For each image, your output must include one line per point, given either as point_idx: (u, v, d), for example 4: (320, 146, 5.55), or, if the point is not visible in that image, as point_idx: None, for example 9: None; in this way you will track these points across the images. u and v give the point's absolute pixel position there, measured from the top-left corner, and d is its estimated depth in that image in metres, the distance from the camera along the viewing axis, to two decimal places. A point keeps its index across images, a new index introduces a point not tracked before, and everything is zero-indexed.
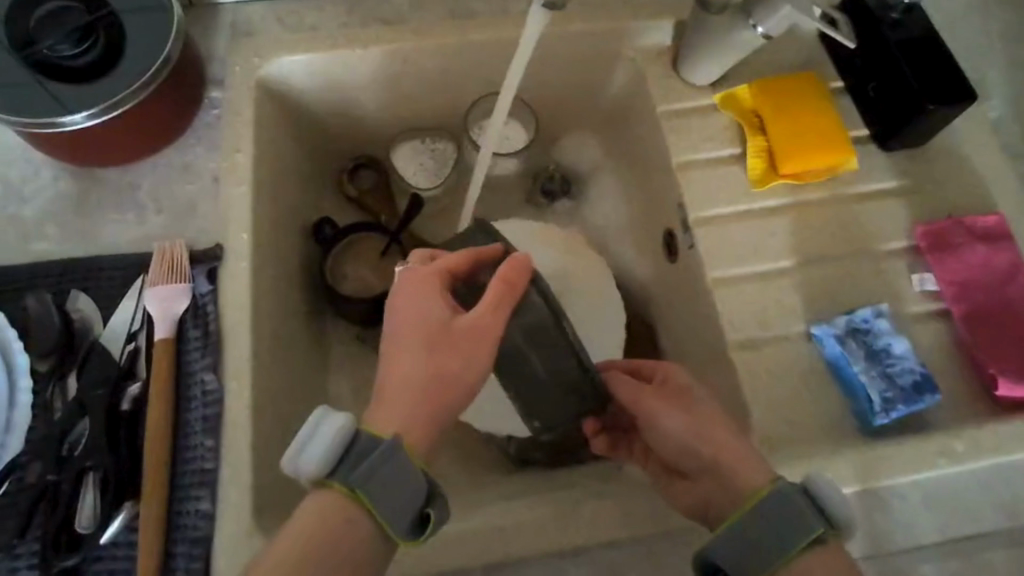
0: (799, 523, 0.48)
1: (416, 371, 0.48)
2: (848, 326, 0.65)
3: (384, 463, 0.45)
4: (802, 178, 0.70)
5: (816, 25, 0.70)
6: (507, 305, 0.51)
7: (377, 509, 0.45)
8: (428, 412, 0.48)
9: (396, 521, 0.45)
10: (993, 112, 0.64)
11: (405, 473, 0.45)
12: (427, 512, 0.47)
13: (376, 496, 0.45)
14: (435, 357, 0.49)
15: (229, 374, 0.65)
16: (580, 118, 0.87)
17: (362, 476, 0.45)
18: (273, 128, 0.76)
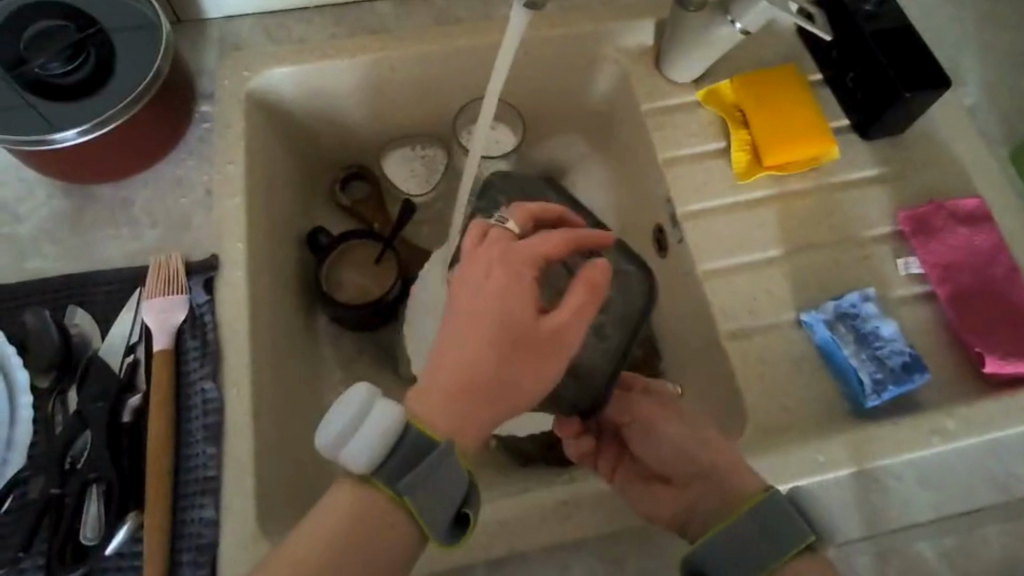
0: (792, 524, 0.46)
1: (480, 366, 0.42)
2: (829, 310, 0.62)
3: (437, 463, 0.40)
4: (654, 176, 0.72)
5: (627, 36, 0.75)
6: (588, 309, 0.45)
7: (418, 513, 0.40)
8: (476, 419, 0.42)
9: (436, 522, 0.40)
10: (807, 96, 0.70)
11: (454, 476, 0.40)
12: (466, 511, 0.42)
13: (420, 497, 0.40)
14: (508, 362, 0.42)
15: (66, 466, 0.56)
16: (424, 149, 0.84)
17: (410, 475, 0.39)
18: (99, 192, 0.70)
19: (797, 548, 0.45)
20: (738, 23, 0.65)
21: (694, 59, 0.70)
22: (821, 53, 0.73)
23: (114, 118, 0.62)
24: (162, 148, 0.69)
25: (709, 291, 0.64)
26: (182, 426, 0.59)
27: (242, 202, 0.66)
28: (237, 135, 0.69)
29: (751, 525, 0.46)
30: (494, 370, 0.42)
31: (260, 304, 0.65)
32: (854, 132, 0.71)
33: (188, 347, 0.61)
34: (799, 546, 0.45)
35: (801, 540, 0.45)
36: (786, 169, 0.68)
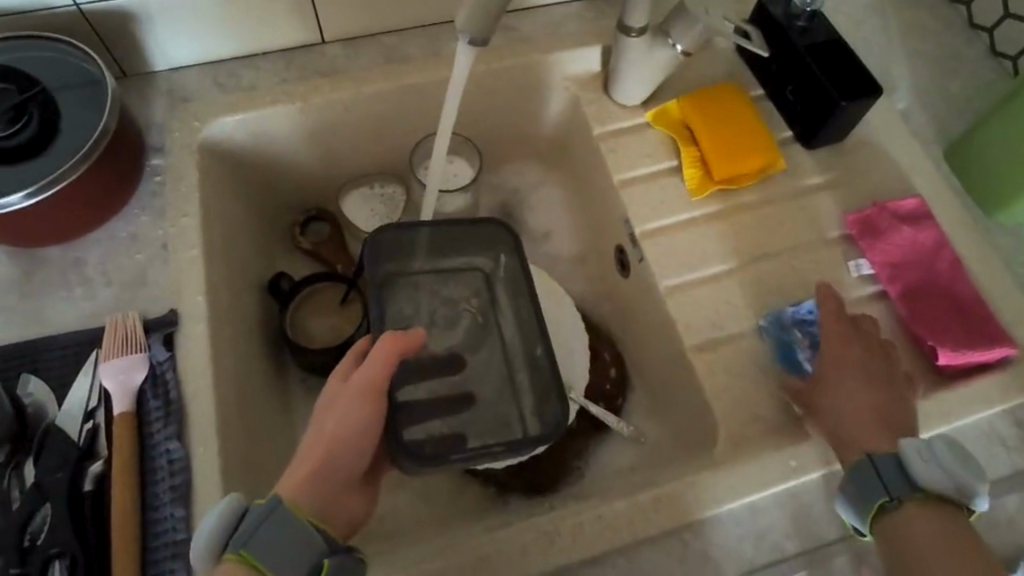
0: (869, 490, 0.49)
1: (309, 433, 0.49)
2: (787, 316, 0.63)
3: (266, 516, 0.43)
4: (611, 197, 0.74)
5: (574, 65, 0.77)
6: (382, 352, 0.50)
7: (266, 568, 0.42)
8: (301, 470, 0.47)
9: (290, 572, 0.42)
10: (751, 111, 0.72)
11: (290, 524, 0.43)
12: (323, 560, 0.43)
13: (260, 551, 0.42)
14: (325, 418, 0.49)
15: (25, 544, 0.53)
16: (383, 187, 0.83)
17: (250, 534, 0.43)
18: (48, 255, 0.68)
19: (871, 512, 0.49)
20: (678, 44, 0.68)
21: (640, 83, 0.72)
22: (761, 69, 0.76)
23: (62, 178, 0.61)
24: (112, 205, 0.68)
25: (672, 307, 0.65)
26: (148, 490, 0.57)
27: (199, 254, 0.65)
28: (191, 187, 0.68)
29: (843, 493, 0.51)
30: (314, 429, 0.49)
31: (223, 354, 0.63)
32: (797, 143, 0.73)
33: (151, 408, 0.59)
34: (873, 509, 0.49)
35: (875, 503, 0.49)
36: (737, 183, 0.70)
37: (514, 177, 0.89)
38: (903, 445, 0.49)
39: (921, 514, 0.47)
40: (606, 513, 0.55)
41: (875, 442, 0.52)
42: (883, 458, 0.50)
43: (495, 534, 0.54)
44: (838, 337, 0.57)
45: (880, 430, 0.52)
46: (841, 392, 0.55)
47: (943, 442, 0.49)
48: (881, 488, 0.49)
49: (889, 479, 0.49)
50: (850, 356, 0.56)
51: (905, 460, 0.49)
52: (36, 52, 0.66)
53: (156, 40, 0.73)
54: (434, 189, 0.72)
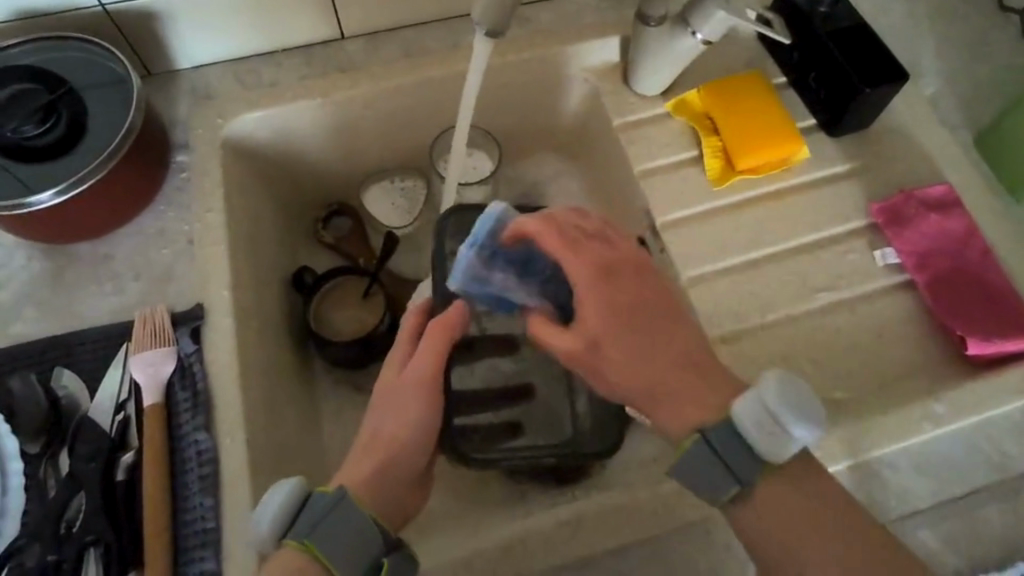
0: (721, 477, 0.48)
1: (367, 431, 0.51)
2: (482, 243, 0.58)
3: (332, 508, 0.44)
4: (631, 189, 0.73)
5: (592, 56, 0.77)
6: (434, 345, 0.52)
7: (328, 559, 0.43)
8: (359, 466, 0.49)
9: (349, 564, 0.43)
10: (773, 99, 0.71)
11: (353, 519, 0.44)
12: (381, 557, 0.44)
13: (324, 542, 0.43)
14: (379, 414, 0.51)
15: (61, 531, 0.55)
16: (403, 180, 0.85)
17: (314, 524, 0.44)
18: (79, 251, 0.69)
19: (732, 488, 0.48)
20: (699, 32, 0.66)
21: (659, 73, 0.72)
22: (783, 57, 0.75)
23: (91, 175, 0.62)
24: (139, 201, 0.69)
25: (694, 299, 0.64)
26: (178, 480, 0.58)
27: (224, 249, 0.66)
28: (214, 183, 0.69)
29: (689, 480, 0.50)
30: (369, 424, 0.51)
31: (249, 347, 0.64)
32: (821, 131, 0.72)
33: (178, 399, 0.60)
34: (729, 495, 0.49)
35: (729, 489, 0.49)
36: (760, 173, 0.69)
37: (532, 170, 0.89)
38: (736, 413, 0.48)
39: (771, 485, 0.48)
40: (629, 505, 0.55)
41: (677, 405, 0.49)
42: (716, 434, 0.48)
43: (521, 522, 0.55)
44: (610, 288, 0.52)
45: (703, 369, 0.50)
46: (654, 346, 0.50)
47: (769, 395, 0.48)
48: (733, 474, 0.48)
49: (730, 460, 0.48)
50: (632, 313, 0.51)
51: (738, 424, 0.48)
52: (63, 52, 0.67)
53: (179, 38, 0.74)
54: (455, 180, 0.73)
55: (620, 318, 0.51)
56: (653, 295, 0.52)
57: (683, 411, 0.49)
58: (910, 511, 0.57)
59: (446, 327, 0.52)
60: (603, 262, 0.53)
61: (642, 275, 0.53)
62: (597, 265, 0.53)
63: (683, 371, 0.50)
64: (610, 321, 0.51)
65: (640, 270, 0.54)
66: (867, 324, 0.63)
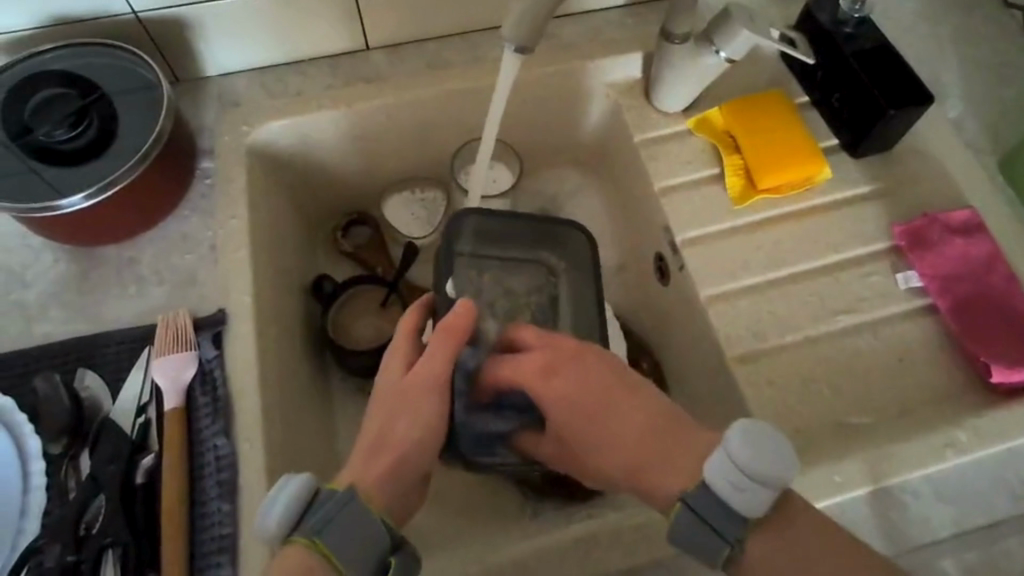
0: (708, 543, 0.44)
1: (375, 431, 0.51)
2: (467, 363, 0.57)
3: (343, 507, 0.44)
4: (651, 205, 0.74)
5: (615, 72, 0.77)
6: (446, 349, 0.52)
7: (335, 557, 0.42)
8: (368, 467, 0.49)
9: (355, 563, 0.43)
10: (795, 119, 0.71)
11: (364, 519, 0.44)
12: (388, 557, 0.44)
13: (335, 540, 0.43)
14: (389, 416, 0.51)
15: (81, 532, 0.55)
16: (423, 192, 0.85)
17: (322, 522, 0.43)
18: (105, 253, 0.70)
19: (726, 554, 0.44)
20: (722, 51, 0.67)
21: (682, 90, 0.72)
22: (806, 76, 0.75)
23: (120, 180, 0.63)
24: (164, 206, 0.70)
25: (712, 317, 0.64)
26: (196, 484, 0.58)
27: (247, 255, 0.67)
28: (239, 190, 0.70)
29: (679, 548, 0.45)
30: (377, 426, 0.51)
31: (268, 354, 0.65)
32: (844, 151, 0.72)
33: (199, 404, 0.61)
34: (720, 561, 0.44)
35: (719, 556, 0.44)
36: (781, 192, 0.69)
37: (551, 183, 0.89)
38: (706, 475, 0.44)
39: (758, 539, 0.44)
40: (644, 524, 0.55)
41: (653, 487, 0.47)
42: (695, 498, 0.44)
43: (530, 540, 0.54)
44: (556, 384, 0.51)
45: (673, 441, 0.47)
46: (609, 431, 0.49)
47: (735, 447, 0.43)
48: (719, 538, 0.44)
49: (720, 525, 0.44)
50: (582, 401, 0.50)
51: (712, 488, 0.44)
52: (96, 58, 0.69)
53: (208, 47, 0.75)
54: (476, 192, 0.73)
55: (578, 406, 0.50)
56: (598, 380, 0.51)
57: (661, 478, 0.46)
58: (929, 539, 0.56)
59: (459, 332, 0.52)
60: (540, 366, 0.52)
61: (582, 360, 0.52)
62: (540, 365, 0.52)
63: (643, 446, 0.48)
64: (569, 429, 0.51)
65: (579, 355, 0.52)
66: (888, 347, 0.63)
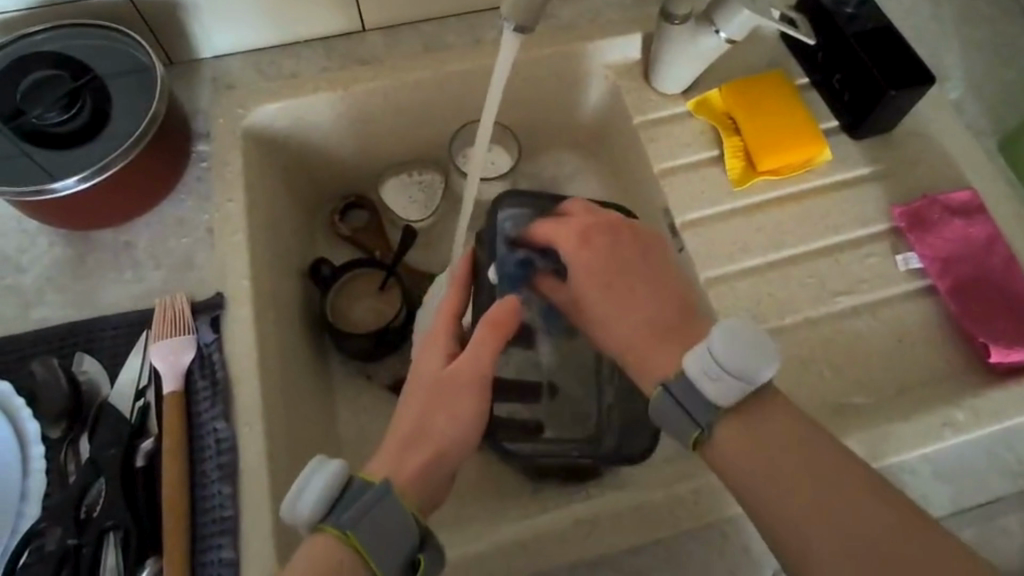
0: (682, 424, 0.47)
1: (413, 421, 0.49)
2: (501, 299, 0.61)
3: (376, 501, 0.44)
4: (651, 187, 0.73)
5: (614, 53, 0.76)
6: (490, 344, 0.50)
7: (367, 551, 0.43)
8: (405, 464, 0.48)
9: (385, 558, 0.43)
10: (796, 100, 0.71)
11: (397, 515, 0.44)
12: (418, 554, 0.44)
13: (366, 535, 0.43)
14: (426, 411, 0.49)
15: (82, 515, 0.56)
16: (421, 175, 0.84)
17: (355, 516, 0.43)
18: (101, 238, 0.70)
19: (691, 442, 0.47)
20: (722, 31, 0.66)
21: (682, 71, 0.71)
22: (807, 57, 0.74)
23: (114, 163, 0.63)
24: (160, 190, 0.70)
25: (712, 299, 0.64)
26: (196, 468, 0.58)
27: (244, 239, 0.66)
28: (235, 173, 0.69)
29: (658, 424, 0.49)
30: (412, 420, 0.49)
31: (267, 338, 0.65)
32: (844, 133, 0.71)
33: (198, 387, 0.61)
34: (691, 445, 0.47)
35: (690, 438, 0.47)
36: (781, 174, 0.69)
37: (550, 166, 0.88)
38: (685, 366, 0.47)
39: (732, 430, 0.46)
40: (645, 504, 0.55)
41: (648, 357, 0.50)
42: (677, 385, 0.47)
43: (531, 521, 0.55)
44: (585, 253, 0.54)
45: (678, 327, 0.51)
46: (625, 304, 0.52)
47: (717, 345, 0.46)
48: (691, 421, 0.47)
49: (693, 408, 0.47)
50: (602, 277, 0.53)
51: (689, 376, 0.47)
52: (87, 40, 0.68)
53: (202, 28, 0.74)
54: (476, 175, 0.73)
55: (600, 281, 0.53)
56: (635, 257, 0.53)
57: (654, 359, 0.50)
58: (928, 517, 0.57)
59: (504, 327, 0.50)
60: (584, 224, 0.55)
61: (616, 236, 0.54)
62: (576, 229, 0.55)
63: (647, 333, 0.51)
64: (588, 282, 0.53)
65: (615, 230, 0.55)
66: (887, 328, 0.63)
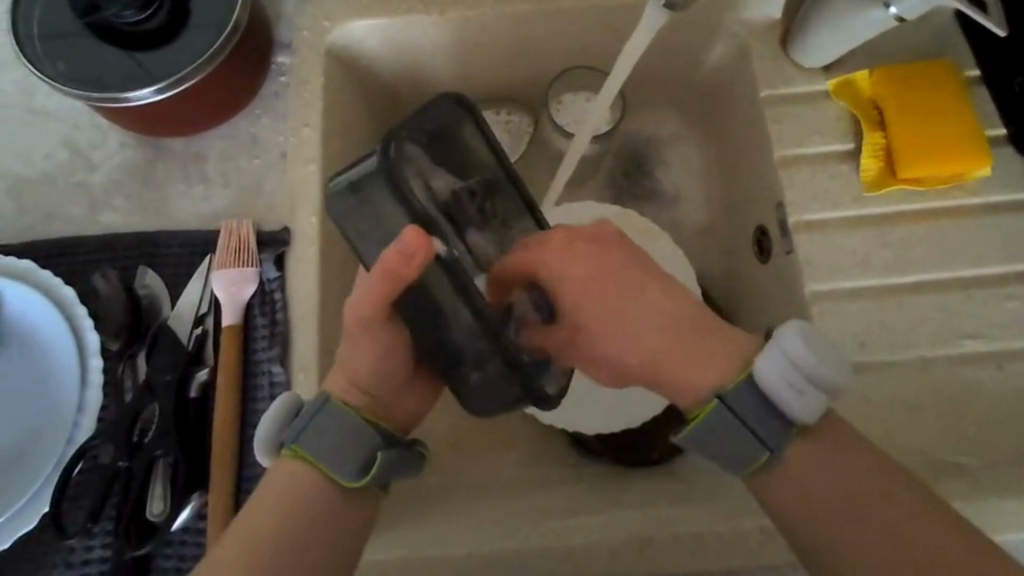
0: (744, 442, 0.42)
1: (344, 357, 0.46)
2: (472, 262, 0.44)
3: (315, 413, 0.44)
4: (766, 174, 0.65)
5: (754, 9, 0.66)
6: (387, 291, 0.41)
7: (319, 462, 0.44)
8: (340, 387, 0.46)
9: (341, 467, 0.44)
10: (961, 97, 0.60)
11: (338, 425, 0.44)
12: (375, 453, 0.45)
13: (313, 447, 0.44)
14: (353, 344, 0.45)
15: (134, 438, 0.55)
16: (510, 114, 0.77)
17: (298, 431, 0.44)
18: (172, 145, 0.67)
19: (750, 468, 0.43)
20: (893, 6, 0.56)
21: (831, 44, 0.61)
22: (985, 46, 0.62)
23: (191, 76, 0.58)
24: (234, 103, 0.65)
25: (819, 318, 0.57)
26: (248, 406, 0.58)
27: (317, 171, 0.61)
28: (314, 95, 0.64)
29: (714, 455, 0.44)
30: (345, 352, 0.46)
31: (332, 282, 0.61)
32: (1011, 145, 0.61)
33: (257, 324, 0.59)
34: (755, 466, 0.43)
35: (757, 459, 0.43)
36: (924, 184, 0.60)
37: (650, 126, 0.80)
38: (757, 372, 0.41)
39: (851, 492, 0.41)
40: (707, 531, 0.51)
41: (678, 373, 0.43)
42: (735, 397, 0.42)
43: (586, 527, 0.52)
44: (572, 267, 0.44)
45: (699, 329, 0.44)
46: (631, 328, 0.43)
47: (790, 344, 0.41)
48: (759, 444, 0.42)
49: (766, 436, 0.42)
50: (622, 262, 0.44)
51: (761, 385, 0.41)
52: None
53: None
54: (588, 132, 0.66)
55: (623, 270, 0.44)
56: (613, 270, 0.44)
57: (691, 370, 0.43)
58: None
59: (400, 276, 0.39)
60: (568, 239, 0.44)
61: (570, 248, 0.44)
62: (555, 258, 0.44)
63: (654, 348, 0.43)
64: (616, 316, 0.43)
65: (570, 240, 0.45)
66: (1014, 385, 0.55)
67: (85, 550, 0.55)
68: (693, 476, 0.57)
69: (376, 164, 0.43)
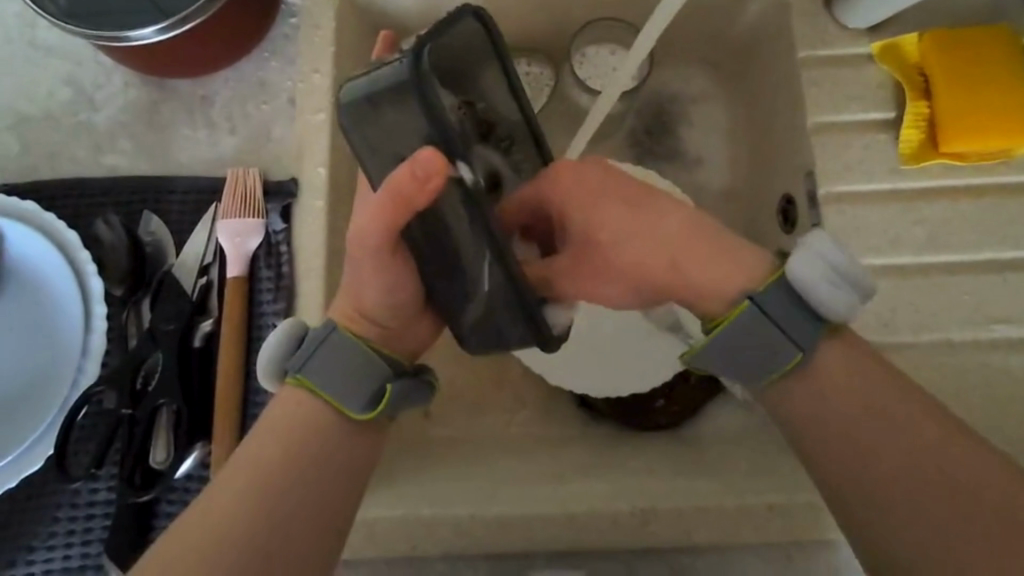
0: (773, 343, 0.42)
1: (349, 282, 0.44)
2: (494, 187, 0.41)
3: (322, 342, 0.43)
4: (798, 141, 0.61)
5: None
6: (394, 218, 0.38)
7: (324, 392, 0.43)
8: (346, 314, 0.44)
9: (349, 398, 0.43)
10: (1016, 66, 0.56)
11: (345, 354, 0.43)
12: (386, 384, 0.43)
13: (319, 377, 0.43)
14: (355, 269, 0.43)
15: (138, 386, 0.55)
16: (530, 64, 0.73)
17: (304, 359, 0.43)
18: (178, 87, 0.64)
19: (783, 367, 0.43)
20: None
21: (878, 3, 0.57)
22: None
23: (195, 16, 0.54)
24: (241, 44, 0.62)
25: None
26: (251, 358, 0.57)
27: (326, 119, 0.58)
28: (325, 38, 0.60)
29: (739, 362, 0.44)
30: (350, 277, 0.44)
31: (339, 236, 0.59)
32: None
33: (262, 276, 0.58)
34: (785, 366, 0.43)
35: (790, 360, 0.43)
36: (965, 159, 0.56)
37: (675, 84, 0.76)
38: (790, 271, 0.42)
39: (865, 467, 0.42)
40: (712, 506, 0.51)
41: (700, 277, 0.43)
42: (769, 298, 0.42)
43: (590, 496, 0.51)
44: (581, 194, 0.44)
45: (714, 245, 0.44)
46: (640, 253, 0.44)
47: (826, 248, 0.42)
48: (789, 340, 0.42)
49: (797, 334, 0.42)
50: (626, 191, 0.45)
51: (795, 286, 0.42)
52: None
53: None
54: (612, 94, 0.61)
55: (630, 196, 0.44)
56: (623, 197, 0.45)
57: (718, 272, 0.43)
58: None
59: (409, 201, 0.36)
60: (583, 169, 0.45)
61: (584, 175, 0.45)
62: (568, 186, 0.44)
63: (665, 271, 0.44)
64: (627, 239, 0.44)
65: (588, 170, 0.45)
66: None
67: (90, 492, 0.56)
68: (700, 449, 0.56)
69: (404, 74, 0.36)
